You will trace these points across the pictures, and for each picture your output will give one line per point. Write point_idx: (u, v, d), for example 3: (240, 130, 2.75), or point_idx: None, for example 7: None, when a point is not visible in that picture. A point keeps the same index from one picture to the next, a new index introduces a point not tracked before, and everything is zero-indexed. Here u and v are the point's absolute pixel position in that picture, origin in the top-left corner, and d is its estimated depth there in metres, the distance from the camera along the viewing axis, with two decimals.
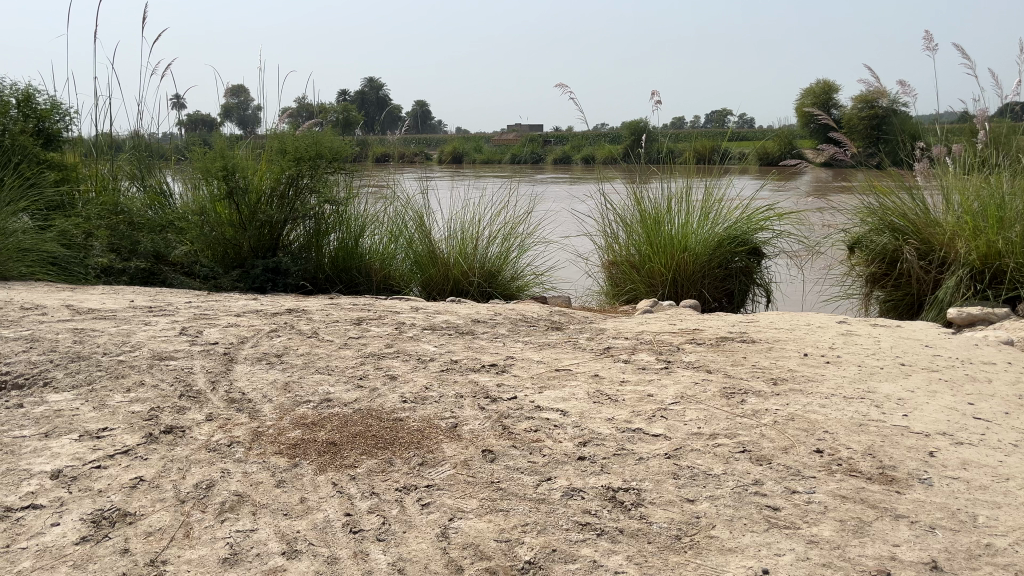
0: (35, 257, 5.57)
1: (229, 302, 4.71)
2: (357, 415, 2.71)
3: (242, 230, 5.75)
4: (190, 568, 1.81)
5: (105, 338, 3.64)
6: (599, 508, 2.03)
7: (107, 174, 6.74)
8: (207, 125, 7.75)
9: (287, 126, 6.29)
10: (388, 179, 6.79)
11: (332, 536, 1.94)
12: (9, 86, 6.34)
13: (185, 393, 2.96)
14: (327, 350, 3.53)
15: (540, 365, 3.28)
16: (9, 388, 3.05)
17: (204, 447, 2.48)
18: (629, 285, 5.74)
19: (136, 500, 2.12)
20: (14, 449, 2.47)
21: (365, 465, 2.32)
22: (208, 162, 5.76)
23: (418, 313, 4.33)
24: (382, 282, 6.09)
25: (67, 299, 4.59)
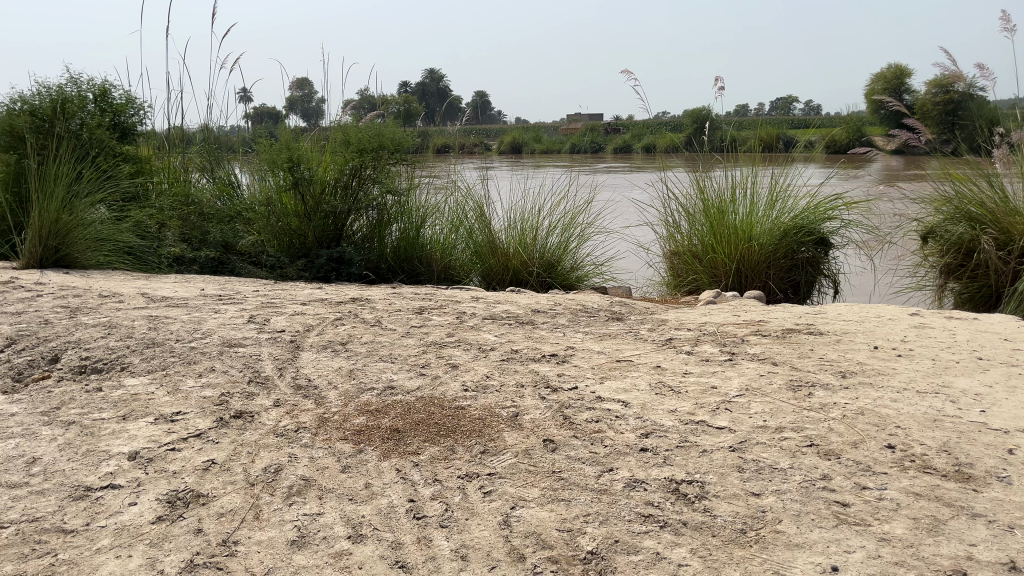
0: (111, 247, 5.75)
1: (294, 291, 4.82)
2: (420, 402, 2.74)
3: (307, 220, 5.89)
4: (260, 549, 1.86)
5: (178, 325, 3.76)
6: (662, 500, 2.02)
7: (178, 166, 6.96)
8: (272, 117, 7.92)
9: (350, 118, 6.38)
10: (448, 168, 6.82)
11: (397, 521, 1.97)
12: (86, 81, 6.56)
13: (254, 379, 3.05)
14: (390, 339, 3.58)
15: (601, 356, 3.26)
16: (89, 372, 3.18)
17: (273, 431, 2.54)
18: (691, 275, 5.67)
19: (209, 482, 2.19)
20: (95, 431, 2.58)
21: (428, 452, 2.34)
22: (274, 153, 5.90)
23: (479, 302, 4.35)
24: (442, 271, 6.15)
25: (142, 287, 4.75)
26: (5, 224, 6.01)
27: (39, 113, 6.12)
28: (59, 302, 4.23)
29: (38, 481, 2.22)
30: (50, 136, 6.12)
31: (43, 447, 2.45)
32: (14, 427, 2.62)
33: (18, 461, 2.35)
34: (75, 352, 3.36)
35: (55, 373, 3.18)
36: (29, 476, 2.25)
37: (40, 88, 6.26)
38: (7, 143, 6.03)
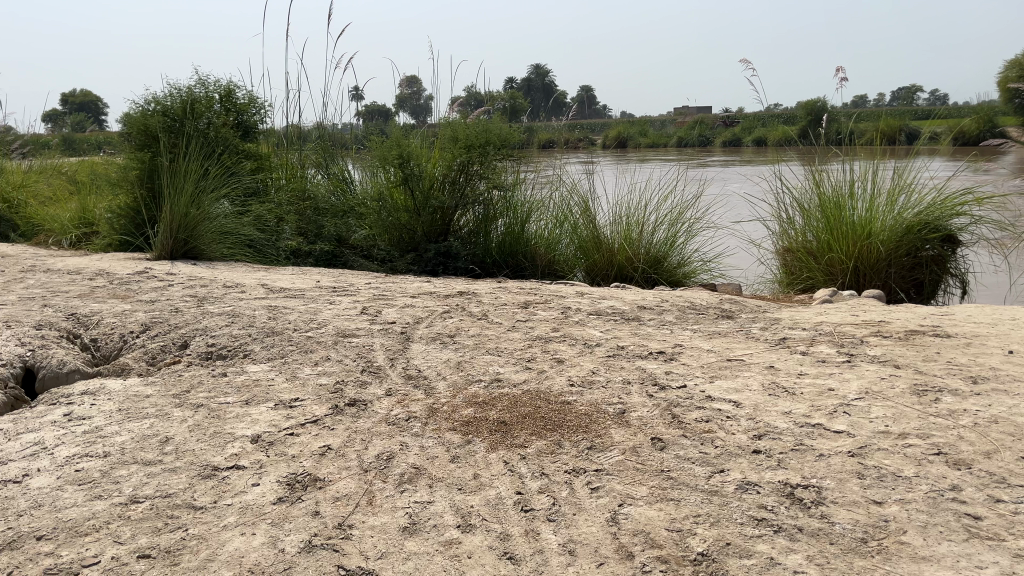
0: (234, 239, 6.05)
1: (404, 284, 4.94)
2: (527, 396, 2.76)
3: (416, 214, 6.03)
4: (373, 534, 1.92)
5: (296, 315, 3.93)
6: (776, 504, 1.96)
7: (296, 162, 7.25)
8: (383, 115, 8.14)
9: (458, 115, 6.48)
10: (552, 164, 6.81)
11: (505, 512, 1.99)
12: (213, 83, 6.92)
13: (367, 369, 3.15)
14: (497, 332, 3.62)
15: (711, 354, 3.20)
16: (215, 359, 3.37)
17: (384, 420, 2.61)
18: (806, 274, 5.48)
19: (325, 466, 2.28)
20: (221, 413, 2.73)
21: (535, 446, 2.36)
22: (385, 150, 6.08)
23: (584, 298, 4.34)
24: (547, 266, 6.15)
25: (263, 279, 4.98)
26: (140, 217, 6.43)
27: (171, 113, 6.50)
28: (188, 291, 4.49)
29: (171, 459, 2.36)
30: (180, 135, 6.49)
31: (175, 428, 2.61)
32: (149, 408, 2.80)
33: (153, 440, 2.51)
34: (202, 338, 3.56)
35: (184, 359, 3.38)
36: (163, 454, 2.40)
37: (172, 90, 6.64)
38: (142, 142, 6.43)
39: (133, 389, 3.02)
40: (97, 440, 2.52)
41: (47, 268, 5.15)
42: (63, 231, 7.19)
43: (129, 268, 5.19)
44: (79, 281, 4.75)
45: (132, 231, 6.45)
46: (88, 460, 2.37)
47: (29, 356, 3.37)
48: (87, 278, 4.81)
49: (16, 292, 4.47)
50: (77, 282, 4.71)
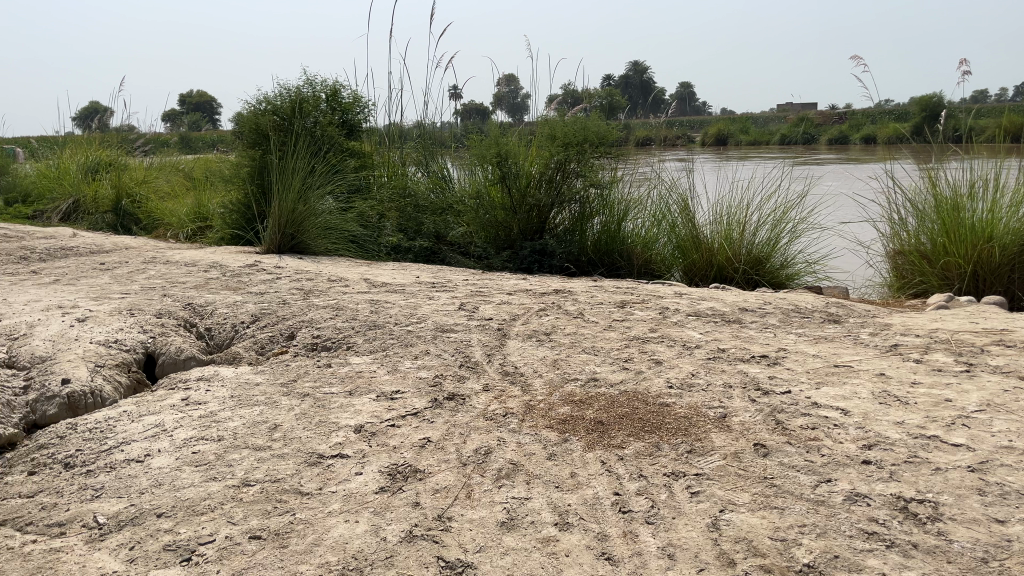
0: (338, 235, 6.24)
1: (501, 281, 4.98)
2: (624, 397, 2.74)
3: (513, 213, 6.12)
4: (472, 527, 1.94)
5: (396, 309, 4.02)
6: (888, 518, 1.88)
7: (397, 160, 7.41)
8: (480, 113, 8.23)
9: (556, 113, 6.48)
10: (651, 161, 6.72)
11: (602, 513, 1.98)
12: (321, 83, 7.15)
13: (465, 364, 3.19)
14: (593, 331, 3.60)
15: (817, 359, 3.09)
16: (320, 350, 3.49)
17: (482, 414, 2.65)
18: (918, 278, 5.23)
19: (425, 458, 2.32)
20: (326, 403, 2.82)
21: (633, 447, 2.34)
22: (484, 148, 6.15)
23: (683, 298, 4.27)
24: (643, 266, 6.09)
25: (365, 274, 5.11)
26: (251, 212, 6.71)
27: (280, 112, 6.78)
28: (295, 284, 4.66)
29: (279, 446, 2.46)
30: (289, 133, 6.75)
31: (283, 415, 2.72)
32: (259, 395, 2.93)
33: (263, 426, 2.62)
34: (308, 330, 3.69)
35: (291, 349, 3.51)
36: (272, 440, 2.51)
37: (282, 90, 6.92)
38: (254, 140, 6.72)
39: (245, 376, 3.16)
40: (211, 425, 2.65)
41: (166, 260, 5.44)
42: (180, 225, 7.58)
43: (240, 261, 5.42)
44: (196, 272, 5.00)
45: (243, 226, 6.73)
46: (204, 443, 2.50)
47: (150, 342, 3.58)
48: (202, 270, 5.06)
49: (139, 282, 4.75)
50: (193, 273, 4.97)
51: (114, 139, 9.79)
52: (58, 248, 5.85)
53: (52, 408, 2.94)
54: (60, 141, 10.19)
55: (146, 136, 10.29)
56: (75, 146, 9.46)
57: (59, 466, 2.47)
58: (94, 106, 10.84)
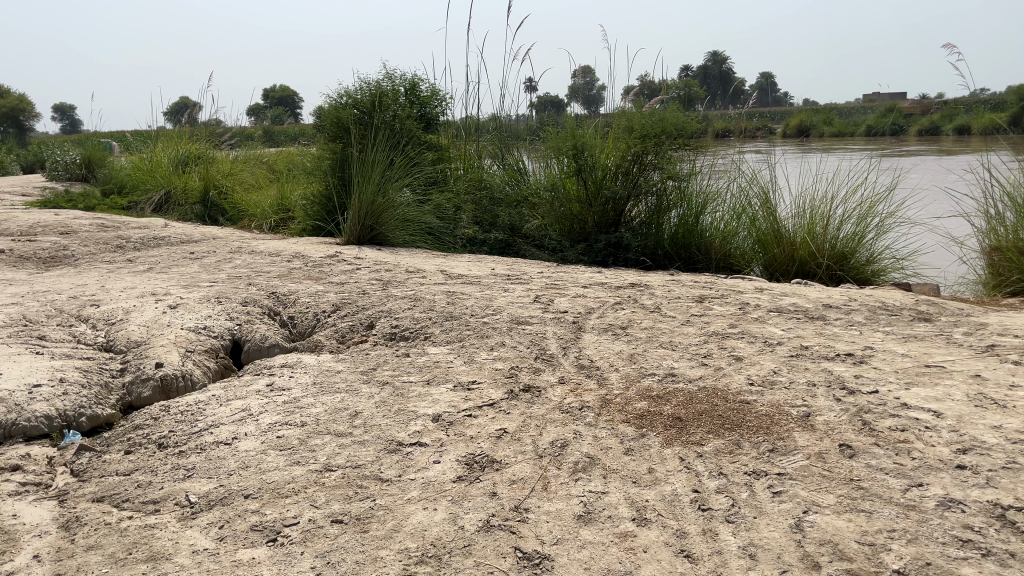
0: (415, 227, 6.33)
1: (576, 274, 4.96)
2: (703, 393, 2.69)
3: (589, 206, 6.08)
4: (548, 519, 1.95)
5: (472, 301, 4.05)
6: (984, 525, 1.80)
7: (473, 153, 7.45)
8: (555, 106, 8.21)
9: (633, 105, 6.41)
10: (731, 152, 6.54)
11: (681, 510, 1.96)
12: (399, 77, 7.25)
13: (540, 356, 3.19)
14: (670, 326, 3.56)
15: (906, 359, 2.97)
16: (398, 339, 3.55)
17: (558, 407, 2.64)
18: (1016, 276, 4.97)
19: (502, 449, 2.33)
20: (404, 391, 2.87)
21: (712, 444, 2.30)
22: (560, 141, 6.17)
23: (763, 294, 4.17)
24: (722, 260, 5.97)
25: (441, 265, 5.16)
26: (331, 204, 6.85)
27: (360, 106, 6.93)
28: (374, 275, 4.75)
29: (360, 433, 2.51)
30: (369, 127, 6.88)
31: (363, 402, 2.77)
32: (340, 383, 3.00)
33: (344, 413, 2.68)
34: (387, 319, 3.76)
35: (370, 338, 3.59)
36: (352, 427, 2.56)
37: (362, 84, 7.05)
38: (335, 133, 6.88)
39: (326, 364, 3.24)
40: (295, 410, 2.72)
41: (251, 250, 5.61)
42: (264, 216, 7.80)
43: (321, 252, 5.55)
44: (279, 262, 5.14)
45: (323, 217, 6.88)
46: (288, 428, 2.57)
47: (237, 329, 3.70)
48: (285, 260, 5.20)
49: (226, 271, 4.91)
50: (277, 263, 5.11)
51: (203, 133, 10.14)
52: (151, 237, 6.11)
53: (146, 390, 3.08)
54: (152, 135, 10.62)
55: (232, 130, 10.62)
56: (167, 139, 9.85)
57: (153, 446, 2.59)
58: (184, 101, 11.25)
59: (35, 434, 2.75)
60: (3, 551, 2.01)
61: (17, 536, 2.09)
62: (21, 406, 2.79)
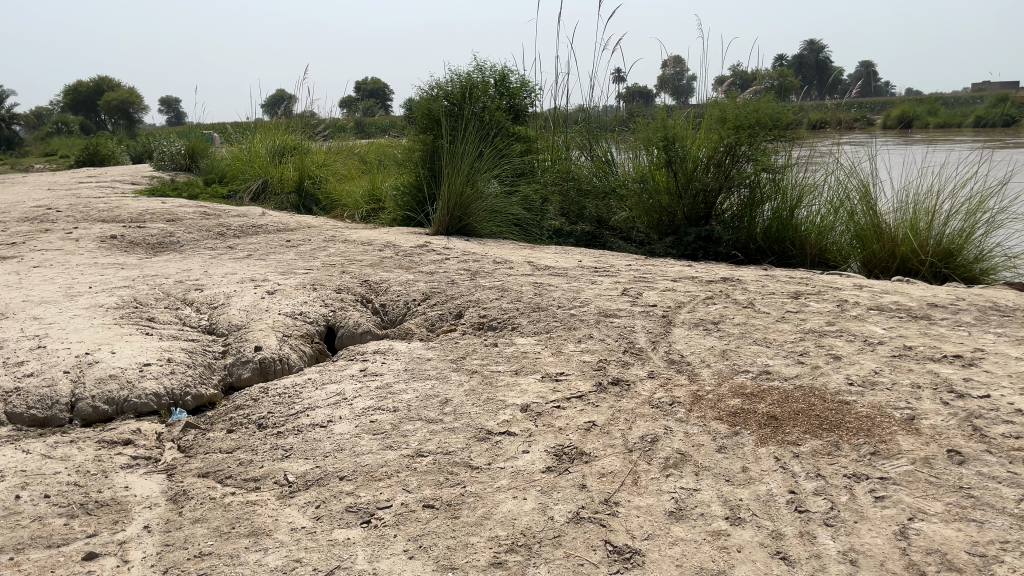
0: (503, 217, 6.35)
1: (665, 267, 4.88)
2: (799, 392, 2.61)
3: (679, 198, 6.03)
4: (639, 514, 1.93)
5: (560, 292, 4.04)
6: None
7: (560, 145, 7.42)
8: (644, 97, 8.10)
9: (727, 95, 6.25)
10: (829, 145, 6.30)
11: (777, 510, 1.91)
12: (490, 68, 7.29)
13: (629, 349, 3.16)
14: (764, 322, 3.46)
15: (1021, 362, 2.81)
16: (486, 329, 3.58)
17: (648, 402, 2.61)
18: None
19: (590, 442, 2.32)
20: (493, 380, 2.90)
21: (810, 445, 2.23)
22: (650, 132, 6.10)
23: (863, 291, 4.01)
24: (817, 256, 5.79)
25: (528, 256, 5.17)
26: (422, 194, 6.94)
27: (451, 98, 7.02)
28: (462, 265, 4.80)
29: (450, 420, 2.55)
30: (459, 119, 6.95)
31: (453, 390, 2.81)
32: (431, 370, 3.05)
33: (434, 400, 2.72)
34: (475, 309, 3.79)
35: (459, 327, 3.63)
36: (443, 414, 2.60)
37: (453, 76, 7.12)
38: (426, 125, 6.99)
39: (417, 351, 3.30)
40: (387, 396, 2.78)
41: (345, 239, 5.75)
42: (355, 206, 7.98)
43: (411, 241, 5.65)
44: (371, 251, 5.26)
45: (413, 208, 6.98)
46: (380, 413, 2.63)
47: (331, 315, 3.80)
48: (377, 249, 5.32)
49: (320, 259, 5.05)
50: (369, 252, 5.23)
51: (298, 124, 10.45)
52: (250, 225, 6.33)
53: (246, 372, 3.21)
54: (251, 126, 10.99)
55: (327, 121, 10.89)
56: (265, 130, 10.18)
57: (253, 426, 2.69)
58: (281, 93, 11.60)
59: (145, 411, 2.90)
60: (117, 520, 2.12)
61: (129, 506, 2.20)
62: (133, 383, 2.94)
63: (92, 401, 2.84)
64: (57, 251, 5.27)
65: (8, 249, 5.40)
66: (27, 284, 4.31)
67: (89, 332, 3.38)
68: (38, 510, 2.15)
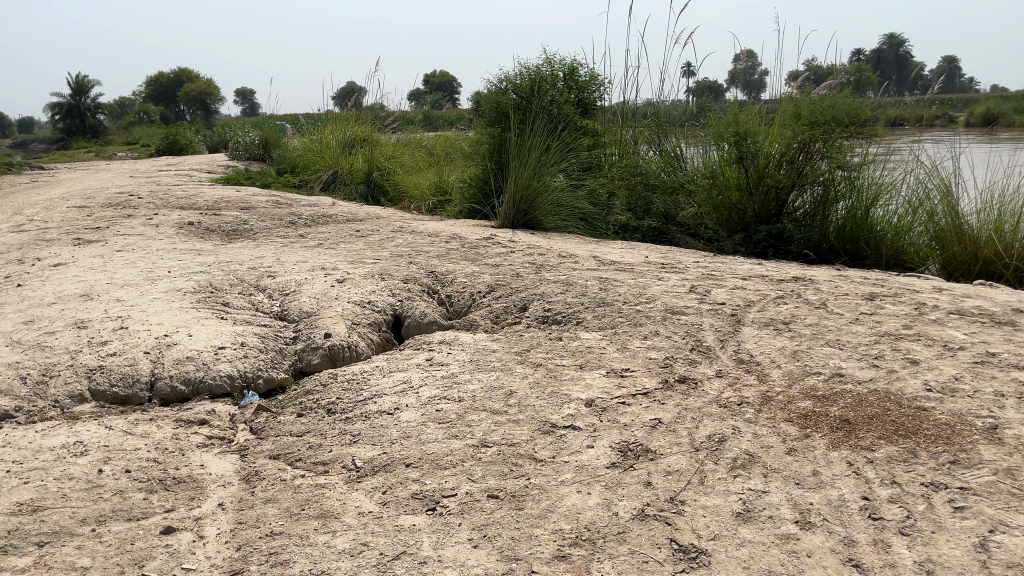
0: (569, 212, 6.33)
1: (734, 265, 4.80)
2: (874, 396, 2.54)
3: (749, 194, 5.88)
4: (705, 513, 1.91)
5: (626, 288, 4.00)
6: None
7: (628, 139, 7.35)
8: (713, 91, 7.95)
9: (802, 90, 6.08)
10: (908, 143, 6.08)
11: (850, 517, 1.86)
12: (559, 62, 7.27)
13: (696, 347, 3.12)
14: (837, 323, 3.37)
15: None
16: (551, 323, 3.57)
17: (716, 401, 2.57)
18: None
19: (656, 439, 2.30)
20: (557, 374, 2.89)
21: (885, 450, 2.16)
22: (722, 127, 6.01)
23: (943, 294, 3.86)
24: (893, 257, 5.62)
25: (594, 251, 5.14)
26: (488, 187, 6.97)
27: (520, 91, 7.02)
28: (528, 259, 4.80)
29: (514, 412, 2.55)
30: (527, 112, 6.95)
31: (518, 382, 2.82)
32: (496, 361, 3.06)
33: (499, 391, 2.73)
34: (540, 302, 3.79)
35: (524, 320, 3.64)
36: (507, 405, 2.61)
37: (522, 69, 7.12)
38: (494, 118, 7.03)
39: (482, 343, 3.31)
40: (453, 386, 2.81)
41: (412, 230, 5.82)
42: (422, 197, 8.06)
43: (477, 234, 5.68)
44: (438, 243, 5.31)
45: (480, 200, 7.00)
46: (446, 402, 2.65)
47: (398, 305, 3.85)
48: (444, 241, 5.36)
49: (388, 249, 5.13)
50: (436, 243, 5.28)
51: (368, 116, 10.59)
52: (320, 215, 6.46)
53: (316, 358, 3.28)
54: (322, 118, 11.21)
55: (395, 113, 11.00)
56: (336, 122, 10.37)
57: (322, 411, 2.75)
58: (351, 86, 11.78)
59: (219, 392, 2.99)
60: (193, 497, 2.20)
61: (204, 484, 2.28)
62: (208, 365, 3.04)
63: (170, 381, 2.94)
64: (138, 236, 5.47)
65: (93, 233, 5.63)
66: (110, 267, 4.49)
67: (168, 315, 3.50)
68: (120, 483, 2.24)
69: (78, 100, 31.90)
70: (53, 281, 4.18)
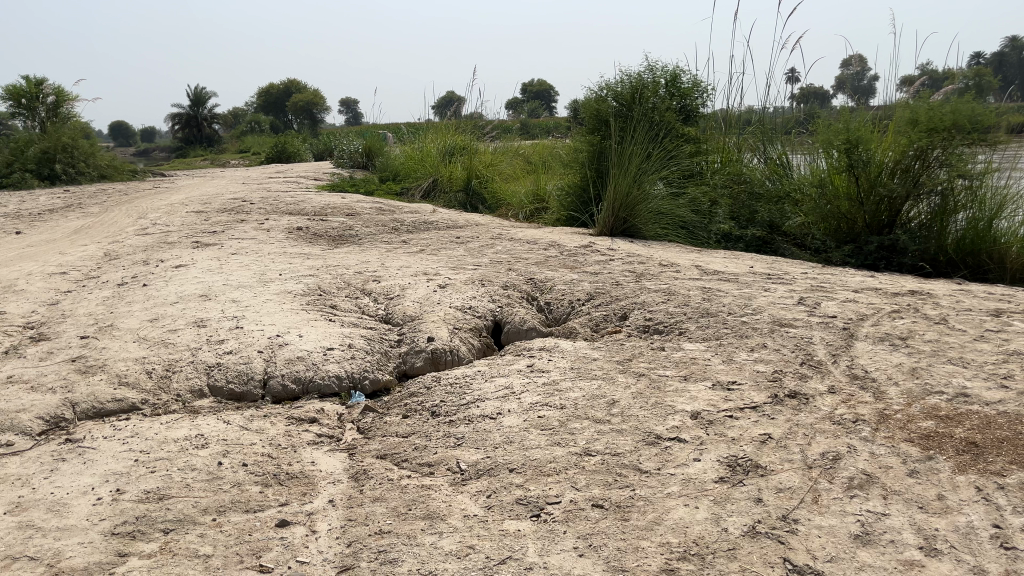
0: (669, 220, 6.23)
1: (845, 277, 4.62)
2: (1004, 418, 2.39)
3: (860, 205, 5.67)
4: (821, 533, 1.84)
5: (731, 298, 3.90)
6: None
7: (732, 146, 7.19)
8: (821, 97, 7.68)
9: (921, 96, 5.81)
10: None
11: (979, 545, 1.76)
12: (662, 69, 7.18)
13: (807, 362, 3.01)
14: (960, 340, 3.19)
15: None
16: (652, 332, 3.52)
17: (829, 418, 2.48)
18: None
19: (766, 455, 2.23)
20: (661, 385, 2.85)
21: (1018, 476, 2.03)
22: (832, 135, 5.80)
23: None
24: (1018, 271, 5.23)
25: (696, 260, 5.05)
26: (587, 195, 6.95)
27: (620, 99, 6.97)
28: (627, 267, 4.75)
29: (618, 421, 2.53)
30: (628, 119, 6.91)
31: (620, 392, 2.78)
32: (597, 370, 3.04)
33: (601, 400, 2.71)
34: (641, 311, 3.75)
35: (624, 329, 3.61)
36: (610, 415, 2.58)
37: (624, 77, 7.08)
38: (593, 125, 7.00)
39: (583, 351, 3.30)
40: (555, 393, 2.80)
41: (511, 237, 5.86)
42: (520, 205, 8.11)
43: (576, 241, 5.67)
44: (537, 250, 5.32)
45: (577, 208, 6.99)
46: (548, 409, 2.65)
47: (498, 311, 3.88)
48: (543, 248, 5.38)
49: (488, 256, 5.17)
50: (535, 250, 5.30)
51: (468, 125, 10.77)
52: (422, 221, 6.59)
53: (419, 360, 3.34)
54: (423, 127, 11.44)
55: (494, 121, 11.15)
56: (436, 131, 10.56)
57: (426, 413, 2.79)
58: (451, 94, 11.98)
59: (328, 392, 3.08)
60: (305, 492, 2.27)
61: (315, 480, 2.35)
62: (318, 365, 3.14)
63: (282, 379, 3.06)
64: (251, 240, 5.71)
65: (210, 236, 5.92)
66: (227, 269, 4.70)
67: (280, 316, 3.63)
68: (237, 476, 2.34)
69: (195, 111, 33.68)
70: (175, 281, 4.40)
